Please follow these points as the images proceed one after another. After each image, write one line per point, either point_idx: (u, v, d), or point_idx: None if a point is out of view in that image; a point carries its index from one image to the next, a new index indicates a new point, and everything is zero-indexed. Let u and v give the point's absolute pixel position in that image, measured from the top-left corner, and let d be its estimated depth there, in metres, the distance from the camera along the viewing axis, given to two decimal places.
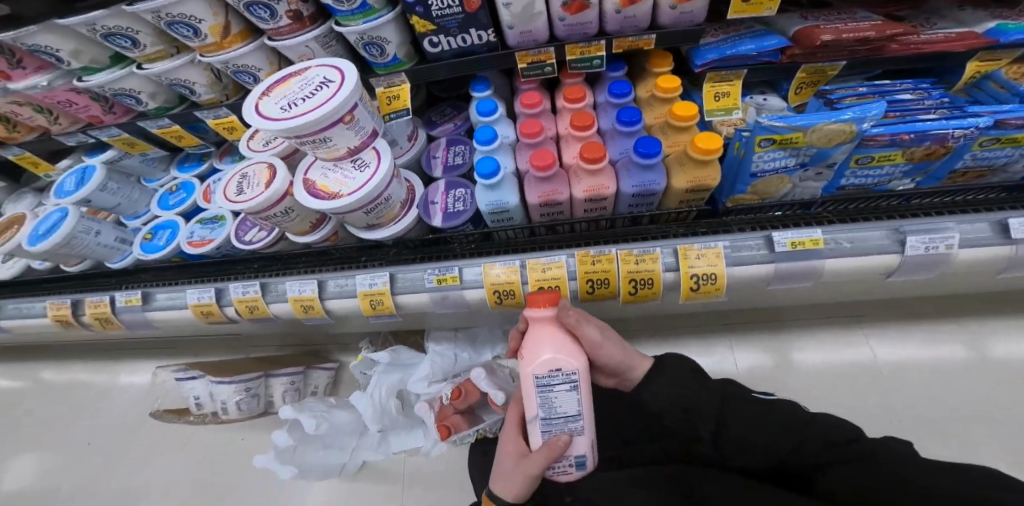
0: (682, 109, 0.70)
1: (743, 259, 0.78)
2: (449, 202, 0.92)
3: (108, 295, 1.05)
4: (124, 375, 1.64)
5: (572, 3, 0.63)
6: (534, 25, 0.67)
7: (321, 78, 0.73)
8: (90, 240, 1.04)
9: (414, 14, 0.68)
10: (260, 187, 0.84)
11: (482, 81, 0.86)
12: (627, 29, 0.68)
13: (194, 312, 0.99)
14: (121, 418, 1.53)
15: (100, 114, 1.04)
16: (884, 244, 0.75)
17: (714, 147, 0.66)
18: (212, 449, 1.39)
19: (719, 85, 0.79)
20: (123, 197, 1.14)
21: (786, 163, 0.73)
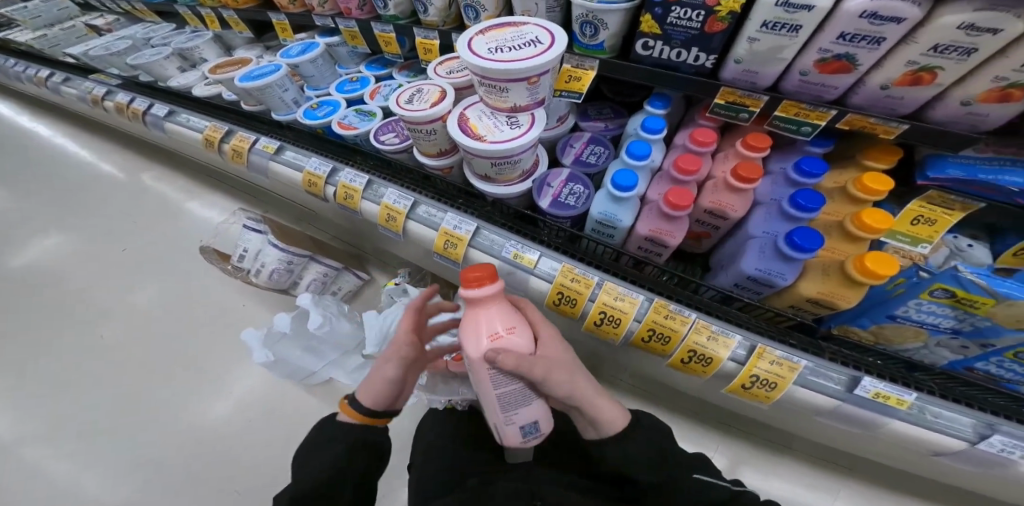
0: (872, 219, 0.64)
1: (816, 385, 0.77)
2: (564, 193, 0.91)
3: (254, 137, 1.20)
4: (204, 207, 1.87)
5: (835, 61, 0.61)
6: (768, 68, 0.66)
7: (533, 36, 0.77)
8: (279, 94, 1.13)
9: (648, 14, 0.68)
10: (425, 104, 0.87)
11: (659, 98, 0.85)
12: (877, 107, 0.65)
13: (304, 177, 1.08)
14: (187, 245, 1.75)
15: (353, 8, 1.08)
16: (967, 434, 0.72)
17: (879, 272, 0.61)
18: (234, 308, 1.55)
19: (928, 208, 0.72)
20: (320, 72, 1.21)
21: (944, 322, 0.71)
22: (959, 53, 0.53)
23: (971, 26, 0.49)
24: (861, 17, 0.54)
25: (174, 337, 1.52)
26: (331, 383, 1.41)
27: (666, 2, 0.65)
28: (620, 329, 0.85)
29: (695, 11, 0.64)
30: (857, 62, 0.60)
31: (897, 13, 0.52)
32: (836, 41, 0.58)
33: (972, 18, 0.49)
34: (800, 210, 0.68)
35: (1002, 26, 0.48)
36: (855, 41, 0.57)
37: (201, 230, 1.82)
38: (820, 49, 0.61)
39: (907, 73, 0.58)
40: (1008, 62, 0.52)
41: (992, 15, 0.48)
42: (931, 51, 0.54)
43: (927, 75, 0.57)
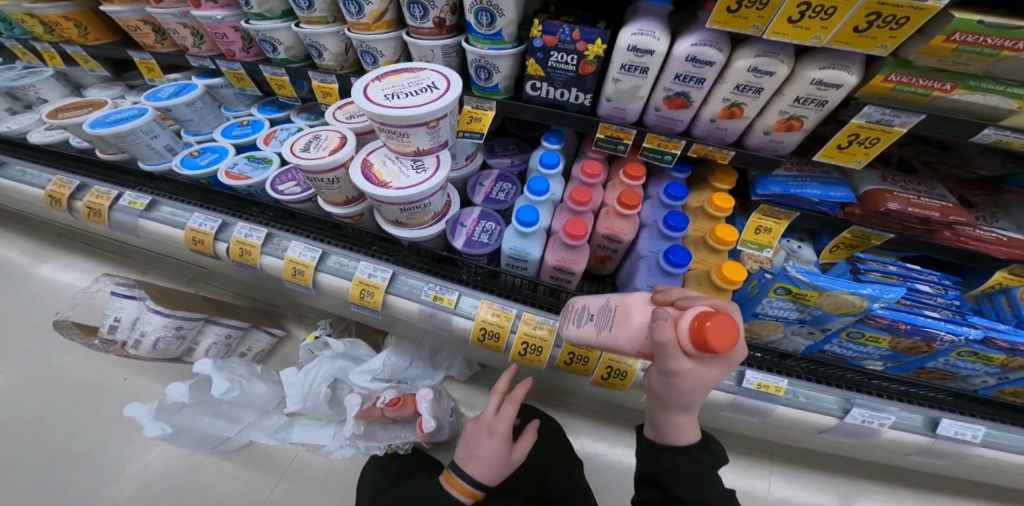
0: (722, 232, 0.75)
1: (714, 384, 0.89)
2: (477, 231, 0.92)
3: (115, 191, 1.07)
4: (66, 270, 1.59)
5: (675, 98, 0.69)
6: (630, 105, 0.73)
7: (428, 82, 0.78)
8: (144, 141, 1.00)
9: (531, 57, 0.73)
10: (325, 152, 0.84)
11: (556, 135, 0.90)
12: (712, 138, 0.75)
13: (186, 234, 0.98)
14: (44, 318, 1.47)
15: (236, 51, 1.00)
16: (831, 408, 0.89)
17: (734, 278, 0.71)
18: (114, 387, 1.32)
19: (765, 219, 0.85)
20: (198, 115, 1.10)
21: (790, 315, 0.84)
22: (752, 91, 0.64)
23: (756, 69, 0.60)
24: (686, 61, 0.62)
25: (32, 433, 1.25)
26: (252, 445, 1.25)
27: (546, 45, 0.69)
28: (543, 356, 0.89)
29: (569, 55, 0.69)
30: (691, 99, 0.68)
31: (709, 58, 0.61)
32: (673, 81, 0.66)
33: (756, 63, 0.60)
34: (672, 231, 0.76)
35: (774, 70, 0.59)
36: (685, 81, 0.66)
37: (63, 298, 1.53)
38: (664, 88, 0.68)
39: (723, 108, 0.68)
40: (785, 99, 0.63)
41: (769, 61, 0.59)
42: (737, 89, 0.64)
43: (737, 110, 0.67)
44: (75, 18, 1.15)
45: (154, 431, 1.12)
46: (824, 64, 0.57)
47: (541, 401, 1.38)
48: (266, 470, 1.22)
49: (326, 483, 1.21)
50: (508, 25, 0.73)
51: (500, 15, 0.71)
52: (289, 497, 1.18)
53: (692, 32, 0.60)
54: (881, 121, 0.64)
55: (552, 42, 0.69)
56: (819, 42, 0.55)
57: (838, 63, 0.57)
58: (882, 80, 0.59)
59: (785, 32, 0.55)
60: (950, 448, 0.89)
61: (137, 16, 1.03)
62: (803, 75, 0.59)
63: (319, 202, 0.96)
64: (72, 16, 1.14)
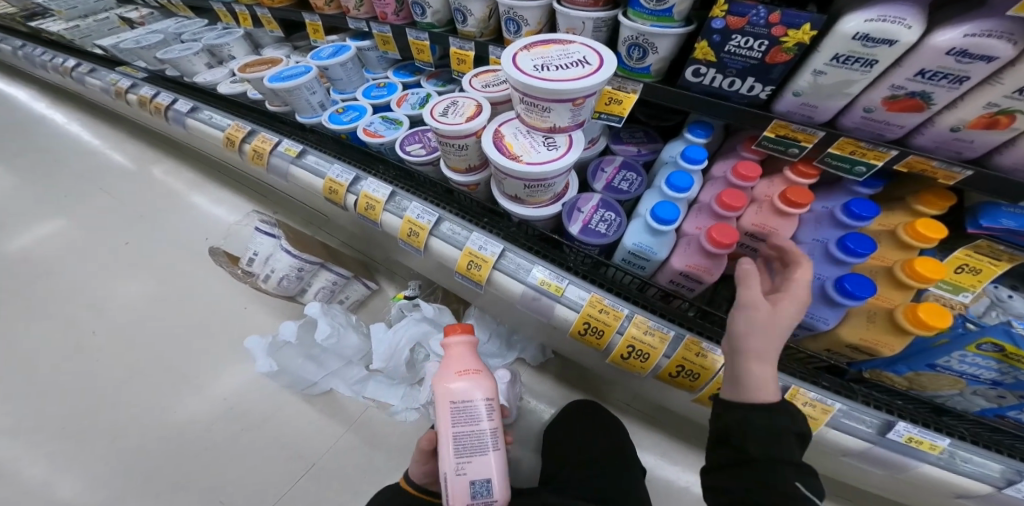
0: (925, 268, 0.62)
1: (847, 428, 0.78)
2: (595, 219, 0.88)
3: (275, 138, 1.16)
4: (208, 202, 1.82)
5: (905, 99, 0.58)
6: (829, 101, 0.63)
7: (579, 57, 0.74)
8: (306, 97, 1.07)
9: (705, 40, 0.65)
10: (460, 118, 0.83)
11: (702, 127, 0.82)
12: (942, 151, 0.61)
13: (325, 184, 1.04)
14: (188, 240, 1.70)
15: (388, 13, 1.04)
16: (993, 479, 0.73)
17: (933, 324, 0.60)
18: (235, 310, 1.50)
19: (976, 257, 0.70)
20: (348, 76, 1.16)
21: (985, 373, 0.70)
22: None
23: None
24: (947, 54, 0.50)
25: (171, 335, 1.46)
26: (332, 394, 1.35)
27: (728, 28, 0.62)
28: (648, 363, 0.84)
29: (758, 41, 0.61)
30: (931, 101, 0.56)
31: (991, 52, 0.48)
32: (912, 77, 0.55)
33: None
34: (849, 254, 0.66)
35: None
36: (934, 79, 0.54)
37: (208, 228, 1.75)
38: (891, 86, 0.57)
39: (984, 116, 0.54)
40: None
41: None
42: (1016, 94, 0.50)
43: (1004, 119, 0.53)
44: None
45: (265, 366, 1.21)
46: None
47: (619, 407, 1.32)
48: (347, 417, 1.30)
49: (396, 439, 1.27)
50: (682, 0, 0.67)
51: None
52: (362, 445, 1.26)
53: (970, 19, 0.48)
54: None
55: (737, 24, 0.61)
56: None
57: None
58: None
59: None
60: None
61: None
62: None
63: (441, 164, 0.96)
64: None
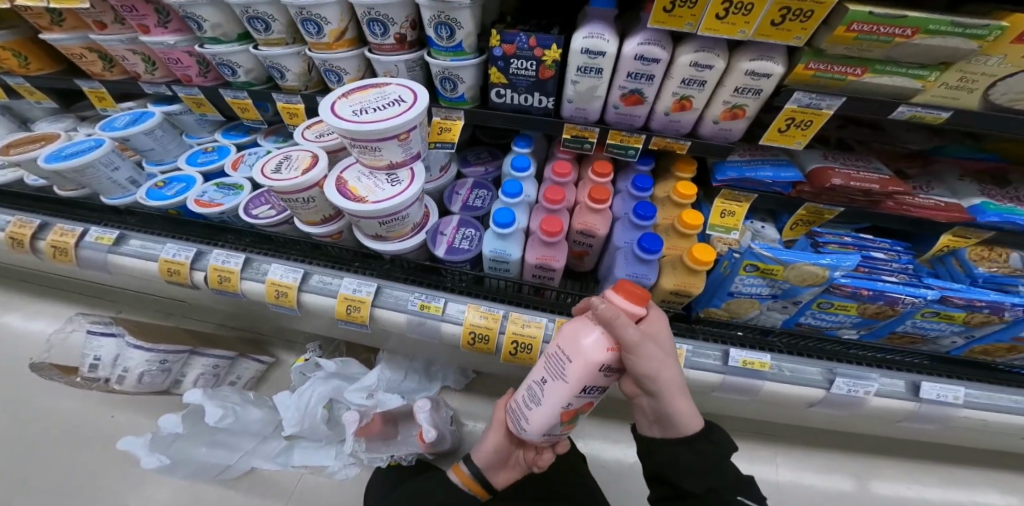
0: (689, 218, 0.80)
1: (700, 364, 0.93)
2: (458, 238, 0.94)
3: (81, 228, 1.07)
4: (32, 316, 1.54)
5: (630, 95, 0.73)
6: (590, 105, 0.77)
7: (395, 96, 0.80)
8: (105, 173, 1.00)
9: (493, 66, 0.76)
10: (296, 172, 0.84)
11: (524, 139, 0.93)
12: (669, 130, 0.78)
13: (160, 266, 0.98)
14: (16, 365, 1.43)
15: (193, 75, 1.02)
16: (817, 380, 0.94)
17: (704, 260, 0.77)
18: (100, 429, 1.30)
19: (728, 203, 0.90)
20: (158, 144, 1.11)
21: (761, 290, 0.88)
22: (698, 84, 0.66)
23: (697, 64, 0.63)
24: (634, 60, 0.65)
25: (20, 480, 1.23)
26: (254, 472, 1.27)
27: (506, 54, 0.73)
28: (535, 353, 0.90)
29: (528, 62, 0.73)
30: (645, 95, 0.72)
31: (655, 55, 0.64)
32: (626, 79, 0.70)
33: (696, 57, 0.62)
34: (642, 220, 0.81)
35: (712, 63, 0.62)
36: (637, 78, 0.69)
37: (37, 343, 1.49)
38: (619, 86, 0.72)
39: (674, 102, 0.70)
40: (726, 90, 0.66)
41: (706, 55, 0.62)
42: (682, 84, 0.67)
43: (686, 102, 0.70)
44: (14, 47, 1.15)
45: (153, 463, 1.10)
46: (753, 56, 0.60)
47: None
48: (269, 496, 1.24)
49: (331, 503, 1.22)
50: (468, 36, 0.76)
51: (459, 27, 0.74)
52: None
53: (638, 32, 0.64)
54: (809, 106, 0.63)
55: (511, 50, 0.72)
56: (745, 36, 0.55)
57: (764, 54, 0.59)
58: (802, 69, 0.58)
59: (716, 28, 0.55)
60: (937, 410, 0.96)
61: (81, 43, 1.03)
62: (736, 68, 0.61)
63: (296, 222, 0.96)
64: (9, 45, 1.14)
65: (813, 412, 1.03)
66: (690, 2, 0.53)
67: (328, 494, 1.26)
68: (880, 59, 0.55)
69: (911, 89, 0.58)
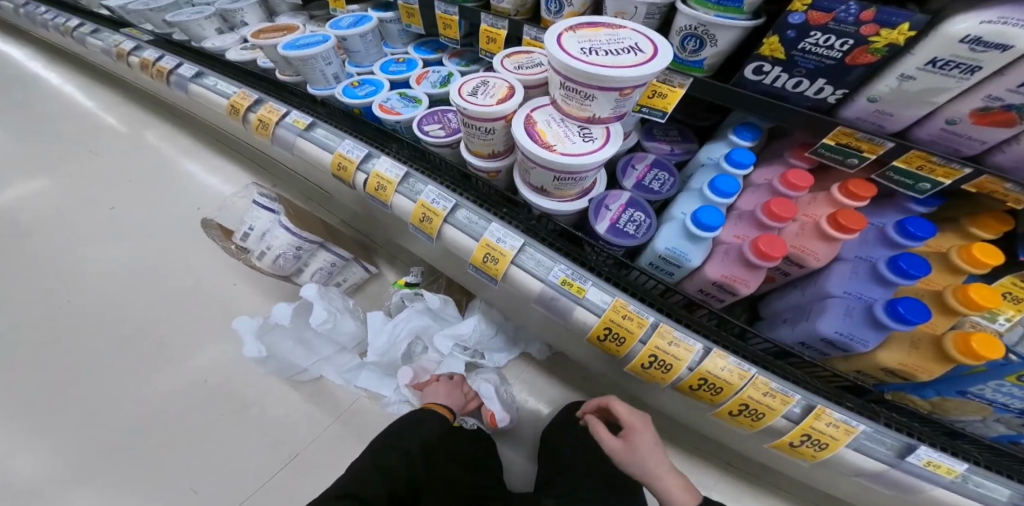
0: (980, 295, 0.59)
1: (866, 449, 0.79)
2: (623, 219, 0.83)
3: (284, 109, 1.08)
4: (203, 173, 1.73)
5: (999, 112, 0.51)
6: (906, 111, 0.57)
7: (630, 43, 0.69)
8: (320, 67, 1.00)
9: (776, 35, 0.58)
10: (491, 99, 0.78)
11: (749, 129, 0.78)
12: (1021, 170, 0.56)
13: (334, 159, 0.97)
14: (176, 211, 1.61)
15: None
16: (1005, 504, 0.75)
17: (987, 354, 0.58)
18: (222, 289, 1.42)
19: (1023, 286, 0.69)
20: (365, 49, 1.08)
21: (1015, 403, 0.70)
22: None
23: None
24: None
25: (155, 309, 1.38)
26: (321, 383, 1.27)
27: (807, 23, 0.55)
28: (670, 375, 0.80)
29: (839, 38, 0.54)
30: None
31: None
32: (1013, 90, 0.48)
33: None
34: (901, 275, 0.63)
35: None
36: None
37: (200, 198, 1.66)
38: (985, 98, 0.50)
39: None
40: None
41: None
42: None
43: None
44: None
45: (253, 351, 1.17)
46: None
47: None
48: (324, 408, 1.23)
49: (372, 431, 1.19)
50: None
51: None
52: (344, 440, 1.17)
53: None
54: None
55: (819, 19, 0.54)
56: None
57: None
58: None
59: None
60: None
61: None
62: None
63: (461, 147, 0.91)
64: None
65: None
66: None
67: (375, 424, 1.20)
68: None
69: None
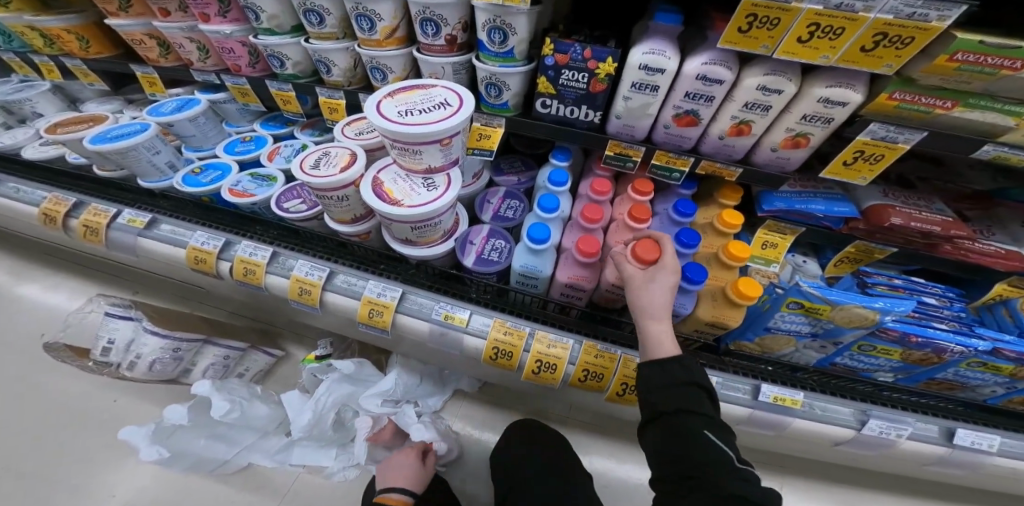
0: (736, 249, 0.77)
1: (729, 398, 0.89)
2: (487, 249, 0.91)
3: (114, 209, 1.06)
4: (52, 289, 1.55)
5: (685, 116, 0.71)
6: (640, 122, 0.75)
7: (441, 99, 0.79)
8: (145, 157, 1.00)
9: (542, 75, 0.74)
10: (335, 169, 0.84)
11: (562, 152, 0.91)
12: (720, 154, 0.76)
13: (188, 253, 0.97)
14: (24, 340, 1.43)
15: (243, 66, 1.01)
16: (850, 420, 0.89)
17: (750, 293, 0.73)
18: (100, 412, 1.28)
19: (771, 235, 0.88)
20: (199, 131, 1.10)
21: (802, 329, 0.85)
22: (760, 109, 0.65)
23: (765, 87, 0.61)
24: (696, 79, 0.64)
25: (16, 456, 1.21)
26: (252, 469, 1.22)
27: (557, 64, 0.71)
28: (557, 374, 0.88)
29: (580, 74, 0.71)
30: (700, 116, 0.70)
31: (719, 76, 0.62)
32: (683, 99, 0.68)
33: (764, 81, 0.61)
34: (683, 247, 0.78)
35: (783, 87, 0.61)
36: (695, 99, 0.67)
37: (48, 321, 1.48)
38: (674, 106, 0.70)
39: (732, 125, 0.69)
40: (791, 117, 0.64)
41: (775, 79, 0.60)
42: (744, 107, 0.65)
43: (745, 127, 0.68)
44: (78, 31, 1.15)
45: (151, 455, 1.10)
46: (830, 83, 0.58)
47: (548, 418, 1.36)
48: (260, 493, 1.19)
49: None
50: (521, 43, 0.75)
51: (512, 33, 0.73)
52: None
53: (702, 52, 0.62)
54: (885, 138, 0.61)
55: (563, 60, 0.70)
56: (828, 61, 0.53)
57: (843, 81, 0.58)
58: (886, 98, 0.57)
59: (795, 52, 0.54)
60: (968, 458, 0.91)
61: (143, 29, 1.03)
62: (809, 94, 0.60)
63: (325, 218, 0.94)
64: (74, 29, 1.14)
65: (838, 452, 0.98)
66: (770, 24, 0.52)
67: (323, 496, 1.20)
68: (973, 92, 0.54)
69: (1002, 127, 0.56)
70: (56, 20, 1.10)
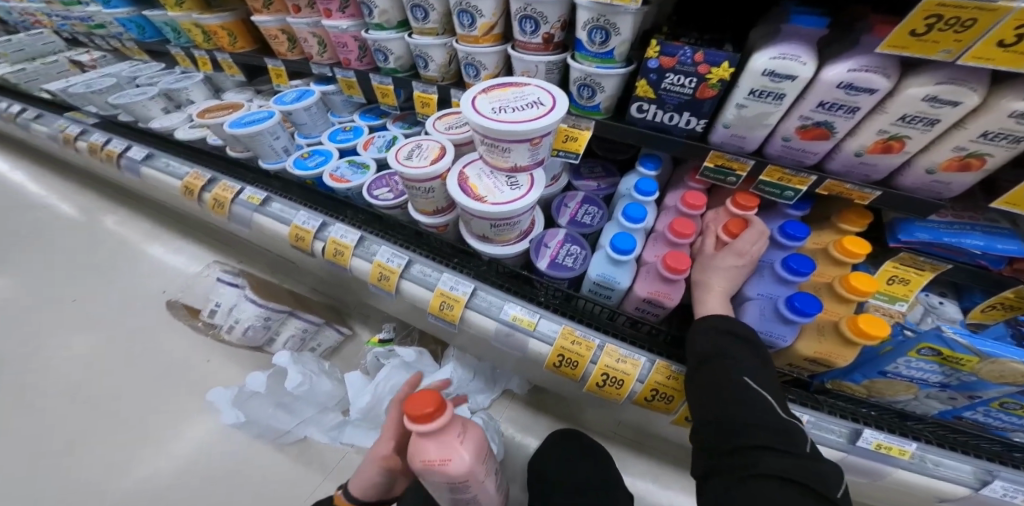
0: (858, 282, 0.69)
1: (823, 440, 0.79)
2: (562, 253, 0.89)
3: (239, 186, 1.16)
4: (166, 253, 1.75)
5: (813, 128, 0.65)
6: (753, 133, 0.70)
7: (534, 98, 0.78)
8: (269, 142, 1.08)
9: (643, 79, 0.71)
10: (425, 161, 0.86)
11: (652, 160, 0.87)
12: (854, 174, 0.70)
13: (290, 231, 1.04)
14: (142, 294, 1.62)
15: (352, 58, 1.07)
16: (965, 478, 0.76)
17: (874, 332, 0.65)
18: (195, 367, 1.42)
19: (902, 268, 0.79)
20: (311, 120, 1.18)
21: (930, 377, 0.75)
22: (922, 123, 0.58)
23: (934, 98, 0.54)
24: (838, 87, 0.58)
25: (127, 395, 1.37)
26: (305, 442, 1.28)
27: (661, 67, 0.67)
28: (623, 390, 0.84)
29: (688, 78, 0.67)
30: (834, 129, 0.64)
31: (871, 84, 0.56)
32: (815, 109, 0.62)
33: (936, 91, 0.54)
34: (793, 274, 0.71)
35: (961, 99, 0.53)
36: (832, 110, 0.61)
37: (162, 280, 1.67)
38: (800, 117, 0.64)
39: (879, 141, 0.62)
40: (965, 133, 0.56)
41: (953, 89, 0.53)
42: (900, 120, 0.58)
43: (896, 143, 0.62)
44: (230, 28, 1.29)
45: (231, 418, 1.23)
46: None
47: (600, 432, 1.31)
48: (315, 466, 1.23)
49: None
50: (622, 44, 0.71)
51: (615, 34, 0.70)
52: None
53: (848, 57, 0.56)
54: None
55: (669, 63, 0.66)
56: None
57: None
58: None
59: (990, 57, 0.48)
60: None
61: (277, 24, 1.12)
62: (998, 108, 0.52)
63: (409, 209, 0.98)
64: (227, 25, 1.28)
65: None
66: (961, 24, 0.47)
67: None
68: None
69: None
70: (214, 17, 1.25)
